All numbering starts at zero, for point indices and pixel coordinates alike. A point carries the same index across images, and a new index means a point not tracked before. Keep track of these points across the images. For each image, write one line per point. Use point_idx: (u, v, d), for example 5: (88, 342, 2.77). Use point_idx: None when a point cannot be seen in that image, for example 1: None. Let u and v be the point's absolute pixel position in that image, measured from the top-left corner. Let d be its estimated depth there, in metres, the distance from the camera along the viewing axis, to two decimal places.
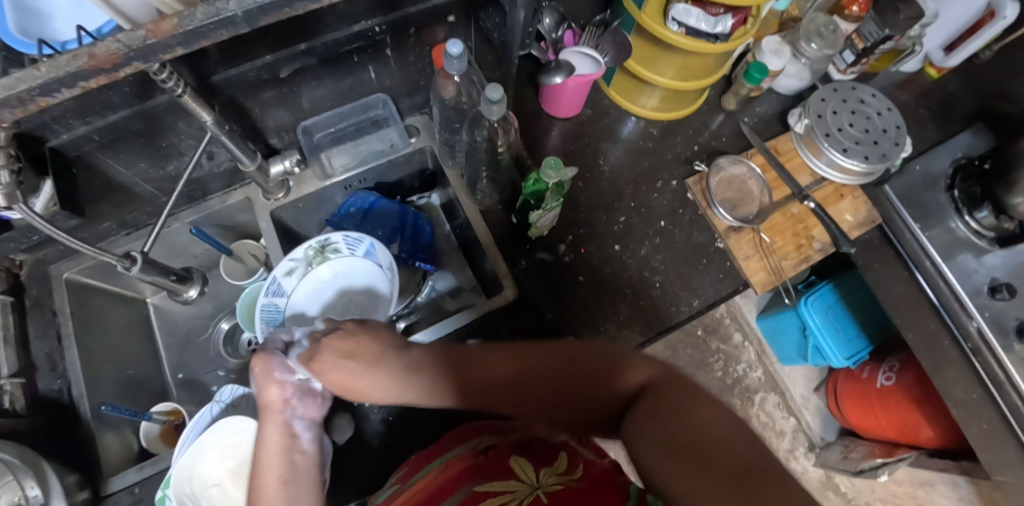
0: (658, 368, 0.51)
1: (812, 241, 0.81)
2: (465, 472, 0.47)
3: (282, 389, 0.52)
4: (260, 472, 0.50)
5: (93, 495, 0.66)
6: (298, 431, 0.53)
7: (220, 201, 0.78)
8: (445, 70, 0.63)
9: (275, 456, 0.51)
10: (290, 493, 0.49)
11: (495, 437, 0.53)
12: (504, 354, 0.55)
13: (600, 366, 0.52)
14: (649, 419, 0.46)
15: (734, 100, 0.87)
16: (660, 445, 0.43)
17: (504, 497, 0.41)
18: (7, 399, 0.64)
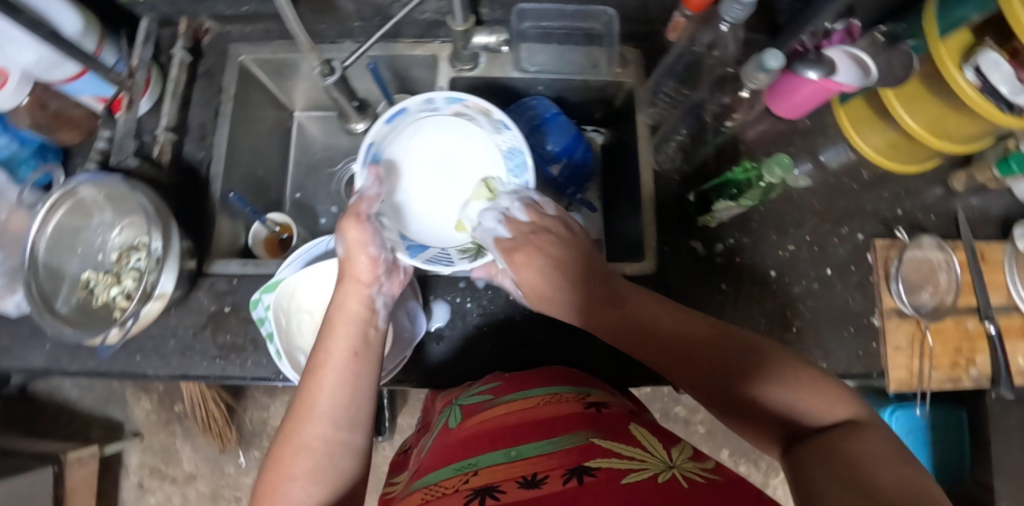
0: (860, 412, 0.42)
1: (970, 365, 0.72)
2: (577, 418, 0.47)
3: (370, 265, 0.53)
4: (331, 330, 0.50)
5: (196, 269, 0.68)
6: (376, 306, 0.52)
7: (407, 48, 0.73)
8: (719, 13, 0.57)
9: (349, 319, 0.50)
10: (356, 364, 0.48)
11: (603, 395, 0.53)
12: (703, 329, 0.50)
13: (756, 364, 0.46)
14: (828, 449, 0.38)
15: (965, 181, 0.75)
16: (835, 470, 0.35)
17: (631, 461, 0.40)
18: (156, 149, 0.69)
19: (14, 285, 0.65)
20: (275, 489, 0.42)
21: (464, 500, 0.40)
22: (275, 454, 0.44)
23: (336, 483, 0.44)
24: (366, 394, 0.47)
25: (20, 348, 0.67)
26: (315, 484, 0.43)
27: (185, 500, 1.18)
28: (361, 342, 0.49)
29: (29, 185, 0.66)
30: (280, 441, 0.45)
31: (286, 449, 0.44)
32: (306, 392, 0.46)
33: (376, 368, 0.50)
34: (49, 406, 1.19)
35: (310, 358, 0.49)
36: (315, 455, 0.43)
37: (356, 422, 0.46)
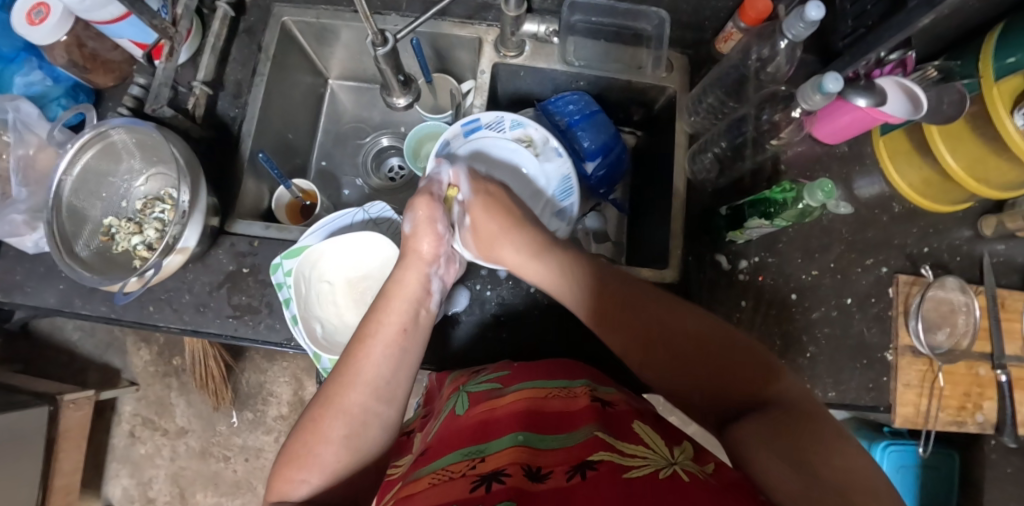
0: (797, 387, 0.39)
1: (977, 410, 0.72)
2: (585, 414, 0.43)
3: (434, 246, 0.54)
4: (388, 297, 0.51)
5: (219, 226, 0.67)
6: (432, 288, 0.53)
7: (453, 28, 0.73)
8: (783, 27, 0.56)
9: (407, 292, 0.51)
10: (404, 341, 0.49)
11: (614, 393, 0.49)
12: (646, 307, 0.47)
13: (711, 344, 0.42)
14: (768, 426, 0.35)
15: (995, 227, 0.73)
16: (783, 450, 0.34)
17: (634, 458, 0.37)
18: (191, 101, 0.67)
19: (36, 223, 0.64)
20: (306, 447, 0.44)
21: (470, 486, 0.37)
22: (313, 414, 0.46)
23: (367, 449, 0.46)
24: (408, 370, 0.49)
25: (35, 287, 0.66)
26: (352, 447, 0.45)
27: (174, 454, 1.18)
28: (410, 321, 0.51)
29: (60, 124, 0.65)
30: (320, 402, 0.46)
31: (325, 412, 0.45)
32: (357, 356, 0.47)
33: (421, 347, 0.51)
34: (49, 345, 1.19)
35: (360, 326, 0.50)
36: (353, 422, 0.45)
37: (393, 398, 0.47)
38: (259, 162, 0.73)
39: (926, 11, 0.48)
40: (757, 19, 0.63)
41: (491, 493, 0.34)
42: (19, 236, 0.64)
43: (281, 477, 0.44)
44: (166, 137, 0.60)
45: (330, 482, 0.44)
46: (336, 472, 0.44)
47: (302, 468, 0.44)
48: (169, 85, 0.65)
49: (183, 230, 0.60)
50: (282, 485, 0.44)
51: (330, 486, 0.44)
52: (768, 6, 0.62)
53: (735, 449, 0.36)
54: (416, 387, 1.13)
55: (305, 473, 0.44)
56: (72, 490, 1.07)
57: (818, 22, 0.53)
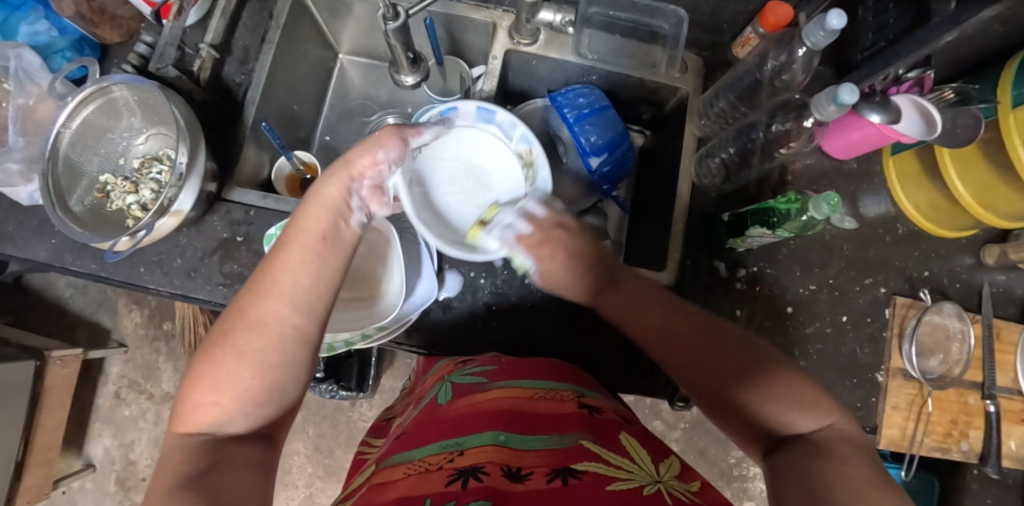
0: (845, 420, 0.42)
1: (962, 438, 0.72)
2: (569, 417, 0.43)
3: (371, 156, 0.50)
4: (309, 207, 0.49)
5: (216, 192, 0.66)
6: (353, 203, 0.50)
7: (468, 11, 0.72)
8: (802, 33, 0.55)
9: (330, 205, 0.49)
10: (321, 253, 0.47)
11: (599, 399, 0.48)
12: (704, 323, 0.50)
13: (754, 369, 0.45)
14: (801, 459, 0.39)
15: (997, 256, 0.72)
16: (803, 484, 0.37)
17: (618, 470, 0.37)
18: (196, 63, 0.66)
19: (31, 174, 0.63)
20: (215, 364, 0.42)
21: (446, 479, 0.36)
22: (225, 328, 0.43)
23: (280, 369, 0.43)
24: (328, 288, 0.47)
25: (27, 239, 0.65)
26: (267, 371, 0.42)
27: (158, 418, 1.18)
28: (325, 226, 0.48)
29: (62, 76, 0.64)
30: (233, 315, 0.44)
31: (238, 324, 0.43)
32: (271, 265, 0.45)
33: (341, 262, 0.48)
34: (40, 301, 1.19)
35: (282, 235, 0.48)
36: (266, 334, 0.43)
37: (313, 311, 0.45)
38: (261, 131, 0.72)
39: (949, 28, 0.47)
40: (777, 25, 0.62)
41: (467, 490, 0.34)
42: (14, 186, 0.62)
43: (191, 401, 0.42)
44: (167, 97, 0.59)
45: (245, 407, 0.42)
46: (249, 394, 0.42)
47: (212, 390, 0.41)
48: (175, 45, 0.65)
49: (178, 193, 0.59)
50: (192, 410, 0.42)
51: (243, 411, 0.42)
52: (790, 13, 0.60)
53: (773, 471, 0.40)
54: (403, 371, 1.13)
55: (215, 395, 0.41)
56: (53, 446, 1.07)
57: (838, 31, 0.52)
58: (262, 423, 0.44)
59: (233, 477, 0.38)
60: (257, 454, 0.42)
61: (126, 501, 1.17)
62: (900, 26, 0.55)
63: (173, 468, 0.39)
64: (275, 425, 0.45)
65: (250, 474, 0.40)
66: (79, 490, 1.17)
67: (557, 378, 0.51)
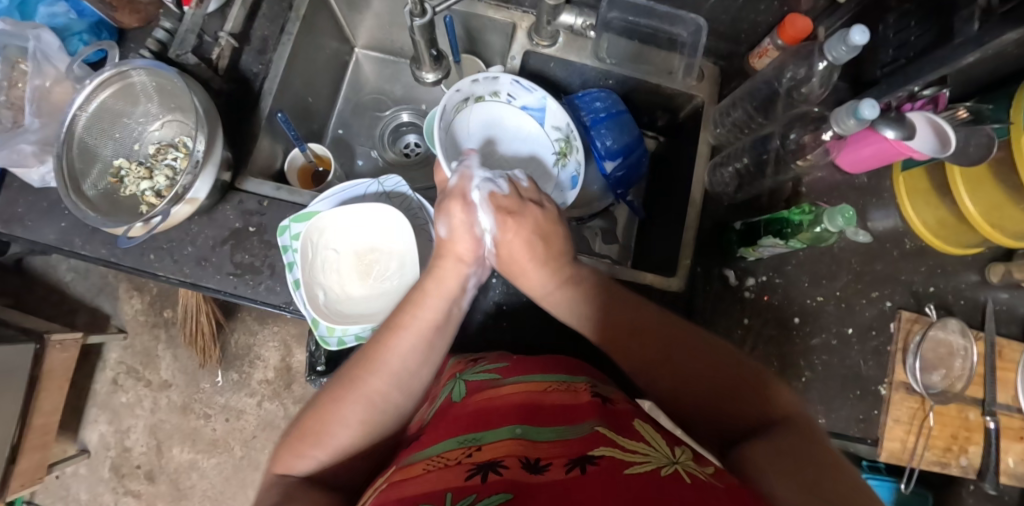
0: (808, 416, 0.40)
1: (961, 454, 0.72)
2: (584, 406, 0.43)
3: (473, 249, 0.52)
4: (423, 293, 0.50)
5: (229, 182, 0.66)
6: (467, 287, 0.52)
7: (488, 10, 0.72)
8: (824, 47, 0.55)
9: (443, 294, 0.50)
10: (436, 338, 0.49)
11: (612, 390, 0.48)
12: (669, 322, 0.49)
13: (732, 381, 0.43)
14: (777, 445, 0.36)
15: (1001, 275, 0.73)
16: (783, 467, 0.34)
17: (635, 454, 0.37)
18: (215, 52, 0.66)
19: (44, 155, 0.63)
20: (320, 427, 0.44)
21: (465, 474, 0.36)
22: (331, 395, 0.46)
23: (377, 432, 0.46)
24: (432, 365, 0.49)
25: (36, 222, 0.65)
26: (366, 430, 0.45)
27: (155, 406, 1.18)
28: (442, 319, 0.50)
29: (79, 59, 0.63)
30: (342, 384, 0.46)
31: (347, 394, 0.45)
32: (384, 347, 0.47)
33: (448, 343, 0.51)
34: (40, 284, 1.18)
35: (391, 315, 0.50)
36: (371, 408, 0.45)
37: (413, 388, 0.47)
38: (277, 122, 0.72)
39: (972, 48, 0.47)
40: (795, 38, 0.63)
41: (486, 483, 0.34)
42: (26, 167, 0.62)
43: (292, 452, 0.44)
44: (187, 85, 0.59)
45: (339, 461, 0.44)
46: (347, 451, 0.44)
47: (314, 446, 0.44)
48: (195, 32, 0.65)
49: (193, 181, 0.59)
50: (291, 459, 0.44)
51: (337, 465, 0.45)
52: (808, 27, 0.61)
53: (744, 467, 0.37)
54: None
55: (315, 451, 0.44)
56: (49, 430, 1.06)
57: (860, 47, 0.52)
58: (349, 467, 0.45)
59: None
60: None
61: (119, 488, 1.16)
62: (921, 45, 0.55)
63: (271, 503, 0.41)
64: (361, 476, 0.46)
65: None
66: (72, 475, 1.17)
67: (569, 372, 0.51)
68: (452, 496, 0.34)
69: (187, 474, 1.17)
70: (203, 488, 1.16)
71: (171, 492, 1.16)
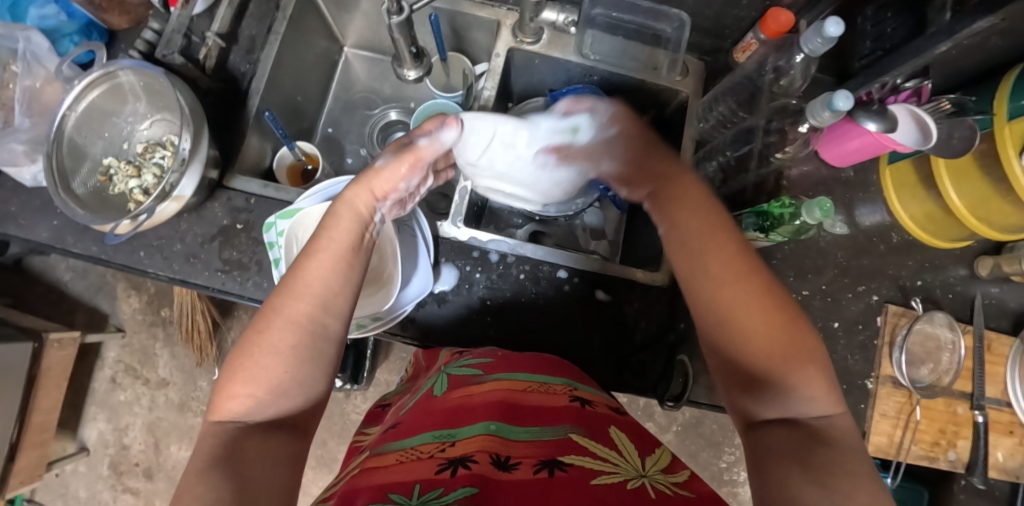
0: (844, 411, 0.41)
1: (950, 448, 0.72)
2: (560, 410, 0.44)
3: (393, 181, 0.52)
4: (336, 216, 0.50)
5: (217, 179, 0.67)
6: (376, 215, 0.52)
7: (472, 8, 0.72)
8: (800, 40, 0.56)
9: (354, 214, 0.51)
10: (350, 258, 0.49)
11: (591, 393, 0.49)
12: (750, 265, 0.44)
13: (785, 350, 0.41)
14: (805, 444, 0.38)
15: (991, 268, 0.72)
16: (805, 471, 0.36)
17: (603, 463, 0.37)
18: (203, 52, 0.67)
19: (35, 154, 0.64)
20: (249, 359, 0.43)
21: (436, 467, 0.36)
22: (258, 327, 0.45)
23: (311, 367, 0.45)
24: (352, 290, 0.49)
25: (29, 220, 0.66)
26: (297, 357, 0.44)
27: (153, 404, 1.19)
28: (355, 241, 0.50)
29: (68, 60, 0.64)
30: (265, 314, 0.45)
31: (269, 323, 0.45)
32: (301, 271, 0.47)
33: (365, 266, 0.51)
34: (40, 283, 1.19)
35: (309, 241, 0.49)
36: (298, 337, 0.45)
37: (336, 312, 0.47)
38: (265, 121, 0.73)
39: (945, 38, 0.47)
40: (778, 32, 0.62)
41: (456, 477, 0.35)
42: (18, 166, 0.63)
43: (224, 393, 0.43)
44: (172, 84, 0.60)
45: (276, 399, 0.43)
46: (281, 386, 0.43)
47: (247, 383, 0.43)
48: (182, 33, 0.65)
49: (180, 179, 0.60)
50: (225, 401, 0.43)
51: (275, 403, 0.43)
52: (791, 21, 0.61)
53: (766, 445, 0.39)
54: (399, 364, 1.14)
55: (250, 388, 0.42)
56: (48, 428, 1.07)
57: (835, 39, 0.52)
58: (289, 415, 0.44)
59: (254, 469, 0.38)
60: (287, 444, 0.41)
61: (118, 485, 1.18)
62: (899, 36, 0.56)
63: (206, 450, 0.39)
64: (307, 418, 0.45)
65: (276, 470, 0.39)
66: (72, 472, 1.18)
67: (552, 371, 0.52)
68: (421, 489, 0.34)
69: None
70: None
71: (169, 489, 1.18)
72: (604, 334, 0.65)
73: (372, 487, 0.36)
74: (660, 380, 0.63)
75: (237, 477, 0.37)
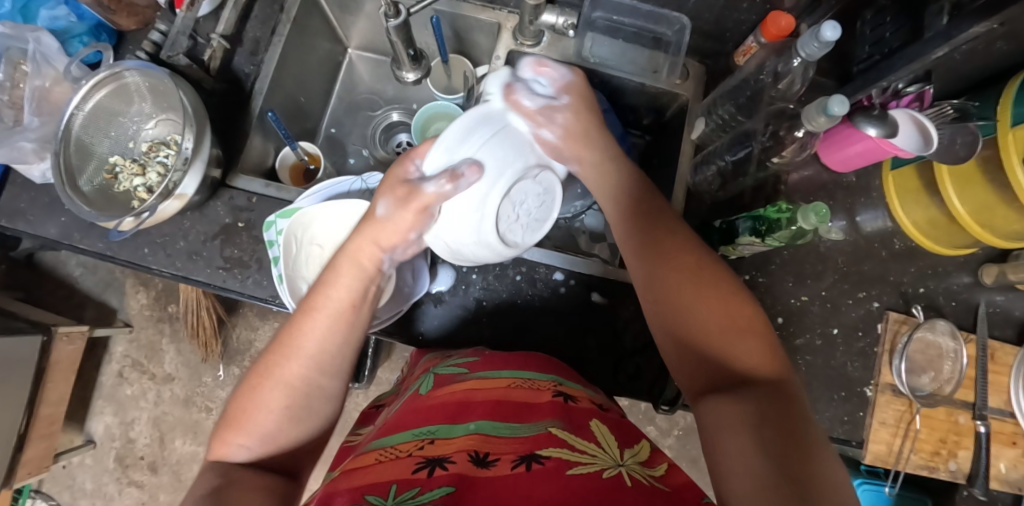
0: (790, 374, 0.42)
1: (951, 458, 0.71)
2: (543, 406, 0.44)
3: (406, 230, 0.49)
4: (333, 276, 0.49)
5: (221, 179, 0.68)
6: (385, 266, 0.50)
7: (474, 11, 0.73)
8: (798, 44, 0.56)
9: (351, 268, 0.49)
10: (349, 317, 0.48)
11: (577, 389, 0.49)
12: (697, 251, 0.48)
13: (732, 320, 0.43)
14: (751, 410, 0.37)
15: (995, 276, 0.71)
16: (760, 443, 0.35)
17: (581, 454, 0.37)
18: (207, 53, 0.68)
19: (44, 152, 0.66)
20: (244, 414, 0.44)
21: (415, 466, 0.37)
22: (253, 382, 0.46)
23: (306, 419, 0.46)
24: (351, 344, 0.48)
25: (38, 216, 0.67)
26: (291, 416, 0.45)
27: (159, 399, 1.21)
28: (364, 296, 0.49)
29: (77, 60, 0.66)
30: (260, 371, 0.46)
31: (264, 381, 0.45)
32: (298, 329, 0.47)
33: (368, 320, 0.50)
34: (51, 278, 1.22)
35: (306, 297, 0.49)
36: (291, 392, 0.45)
37: (334, 370, 0.47)
38: (268, 121, 0.74)
39: (941, 43, 0.47)
40: (778, 35, 0.63)
41: (433, 477, 0.35)
42: (27, 163, 0.65)
43: (221, 440, 0.44)
44: (176, 84, 0.61)
45: (269, 446, 0.44)
46: (274, 437, 0.45)
47: (240, 433, 0.44)
48: (187, 35, 0.67)
49: (183, 177, 0.61)
50: (221, 444, 0.44)
51: (266, 446, 0.44)
52: (791, 24, 0.61)
53: (716, 418, 0.39)
54: (400, 363, 1.14)
55: (242, 438, 0.44)
56: (56, 420, 1.09)
57: (833, 43, 0.52)
58: (277, 457, 0.45)
59: (249, 495, 0.39)
60: (284, 487, 0.42)
61: (124, 478, 1.20)
62: (897, 39, 0.56)
63: (198, 486, 0.40)
64: (300, 463, 0.46)
65: (263, 495, 0.40)
66: (79, 465, 1.20)
67: (537, 368, 0.52)
68: (397, 489, 0.34)
69: (188, 466, 1.19)
70: None
71: (173, 483, 1.19)
72: (600, 337, 0.65)
73: (351, 487, 0.36)
74: (655, 384, 0.63)
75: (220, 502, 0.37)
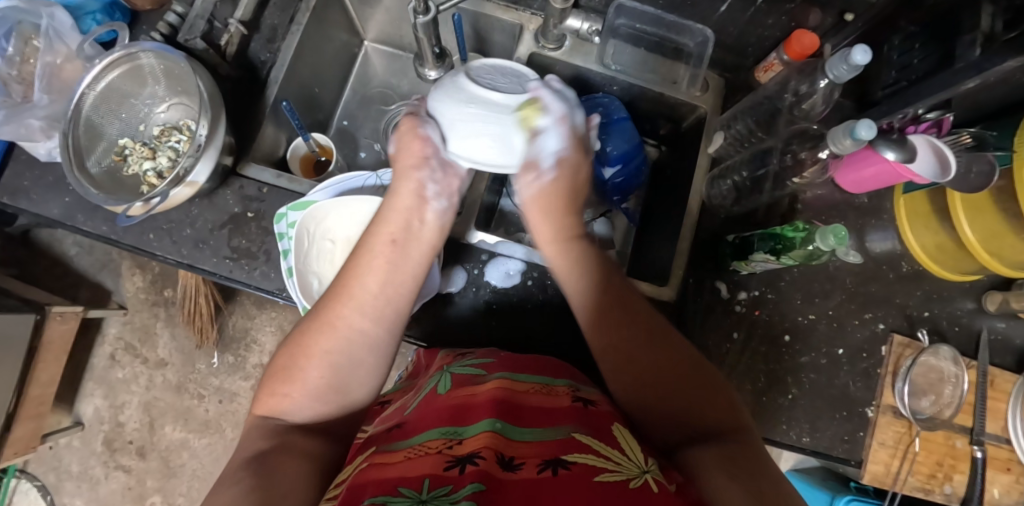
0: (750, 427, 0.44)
1: (946, 480, 0.72)
2: (564, 411, 0.43)
3: (420, 148, 0.52)
4: (382, 221, 0.52)
5: (231, 167, 0.67)
6: (427, 195, 0.53)
7: (497, 11, 0.72)
8: (828, 63, 0.55)
9: (402, 206, 0.52)
10: (394, 255, 0.50)
11: (594, 393, 0.49)
12: (650, 317, 0.51)
13: (684, 381, 0.46)
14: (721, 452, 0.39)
15: (997, 303, 0.72)
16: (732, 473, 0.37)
17: (606, 462, 0.37)
18: (225, 38, 0.66)
19: (51, 131, 0.64)
20: (291, 365, 0.46)
21: (443, 465, 0.36)
22: (303, 331, 0.48)
23: (353, 368, 0.47)
24: (399, 290, 0.50)
25: (41, 195, 0.66)
26: (339, 369, 0.46)
27: (151, 383, 1.19)
28: (409, 233, 0.52)
29: (90, 38, 0.65)
30: (311, 320, 0.48)
31: (314, 329, 0.47)
32: (348, 274, 0.49)
33: (420, 257, 0.52)
34: (45, 256, 1.19)
35: (358, 242, 0.52)
36: (337, 337, 0.47)
37: (381, 316, 0.48)
38: (282, 110, 0.73)
39: (973, 73, 0.47)
40: (801, 54, 0.63)
41: (463, 475, 0.34)
42: (33, 141, 0.63)
43: (270, 392, 0.46)
44: (194, 69, 0.60)
45: (315, 401, 0.45)
46: (319, 388, 0.45)
47: (287, 383, 0.45)
48: (205, 19, 0.64)
49: (194, 164, 0.60)
50: (268, 399, 0.46)
51: (313, 404, 0.46)
52: (814, 43, 0.62)
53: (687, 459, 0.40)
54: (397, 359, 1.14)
55: (289, 388, 0.45)
56: (45, 401, 1.08)
57: (862, 66, 0.52)
58: (333, 417, 0.46)
59: (290, 463, 0.40)
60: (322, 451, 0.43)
61: (111, 462, 1.18)
62: (924, 66, 0.57)
63: (251, 443, 0.42)
64: (345, 425, 0.47)
65: (305, 463, 0.40)
66: (66, 446, 1.19)
67: (551, 373, 0.52)
68: (429, 485, 0.34)
69: (178, 452, 1.18)
70: (193, 467, 1.18)
71: (161, 469, 1.18)
72: None
73: (379, 481, 0.35)
74: None
75: (265, 470, 0.38)
